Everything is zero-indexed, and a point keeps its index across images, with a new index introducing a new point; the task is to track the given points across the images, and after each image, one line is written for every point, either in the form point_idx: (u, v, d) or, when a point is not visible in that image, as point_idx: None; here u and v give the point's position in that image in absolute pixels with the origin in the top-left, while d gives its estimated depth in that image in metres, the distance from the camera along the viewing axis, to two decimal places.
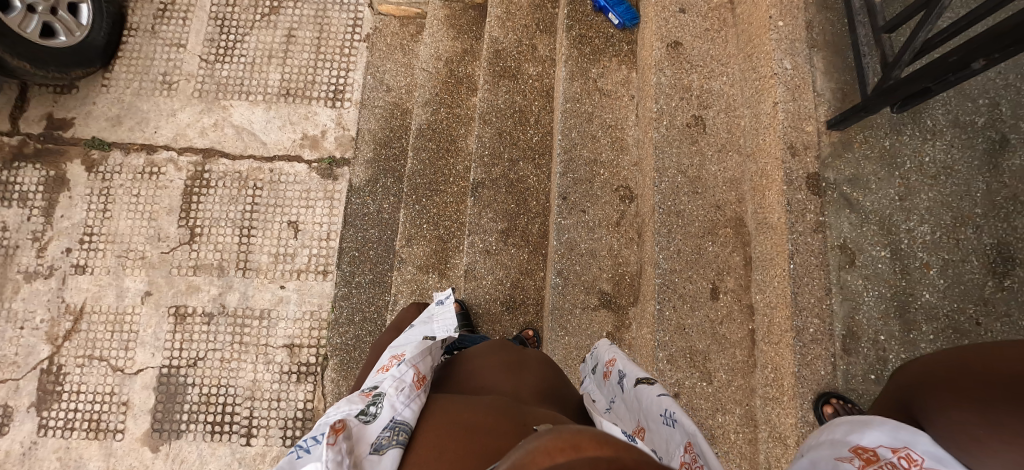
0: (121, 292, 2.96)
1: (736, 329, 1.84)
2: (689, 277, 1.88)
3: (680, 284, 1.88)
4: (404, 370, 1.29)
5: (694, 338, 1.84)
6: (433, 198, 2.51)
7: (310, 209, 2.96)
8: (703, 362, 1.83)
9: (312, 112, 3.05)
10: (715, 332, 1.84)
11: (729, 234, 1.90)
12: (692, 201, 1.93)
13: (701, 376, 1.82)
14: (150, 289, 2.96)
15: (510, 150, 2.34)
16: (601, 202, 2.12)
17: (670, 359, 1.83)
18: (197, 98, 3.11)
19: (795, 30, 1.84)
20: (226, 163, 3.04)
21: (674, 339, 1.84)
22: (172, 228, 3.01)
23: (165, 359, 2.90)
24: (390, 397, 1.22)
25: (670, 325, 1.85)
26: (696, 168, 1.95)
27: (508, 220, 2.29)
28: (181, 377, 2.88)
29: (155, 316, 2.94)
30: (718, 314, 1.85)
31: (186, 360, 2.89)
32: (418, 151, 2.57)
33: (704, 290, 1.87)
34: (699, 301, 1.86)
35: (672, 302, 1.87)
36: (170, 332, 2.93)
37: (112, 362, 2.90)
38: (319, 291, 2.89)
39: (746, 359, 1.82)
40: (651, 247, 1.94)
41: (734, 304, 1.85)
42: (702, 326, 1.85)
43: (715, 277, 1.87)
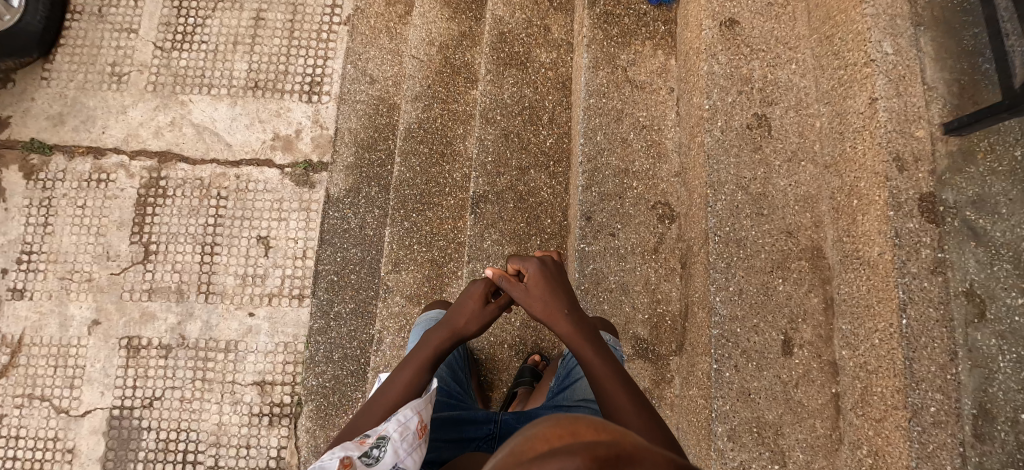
0: (66, 321, 2.56)
1: (816, 394, 1.42)
2: (754, 326, 1.44)
3: (744, 335, 1.44)
4: (407, 414, 1.14)
5: (763, 406, 1.42)
6: (425, 213, 2.08)
7: (283, 223, 2.53)
8: (774, 437, 1.41)
9: (284, 108, 2.60)
10: (788, 398, 1.42)
11: (806, 268, 1.47)
12: (756, 225, 1.48)
13: (772, 457, 1.40)
14: (99, 317, 2.56)
15: (518, 156, 1.90)
16: (634, 222, 1.68)
17: (732, 436, 1.41)
18: (151, 92, 2.67)
19: (896, 3, 1.40)
20: (185, 169, 2.61)
21: (737, 409, 1.42)
22: (124, 245, 2.60)
23: (116, 399, 2.51)
24: (393, 441, 1.09)
25: (732, 391, 1.42)
26: (762, 182, 1.50)
27: (517, 242, 1.86)
28: (136, 420, 2.50)
29: (105, 348, 2.54)
30: (792, 374, 1.43)
31: (140, 400, 2.51)
32: (406, 156, 2.12)
33: (775, 342, 1.44)
34: (768, 358, 1.44)
35: (733, 359, 1.43)
36: (122, 367, 2.53)
37: (56, 403, 2.51)
38: (293, 320, 2.48)
39: (830, 434, 1.40)
40: (702, 283, 1.50)
41: (813, 362, 1.43)
42: (771, 392, 1.42)
43: (788, 325, 1.45)
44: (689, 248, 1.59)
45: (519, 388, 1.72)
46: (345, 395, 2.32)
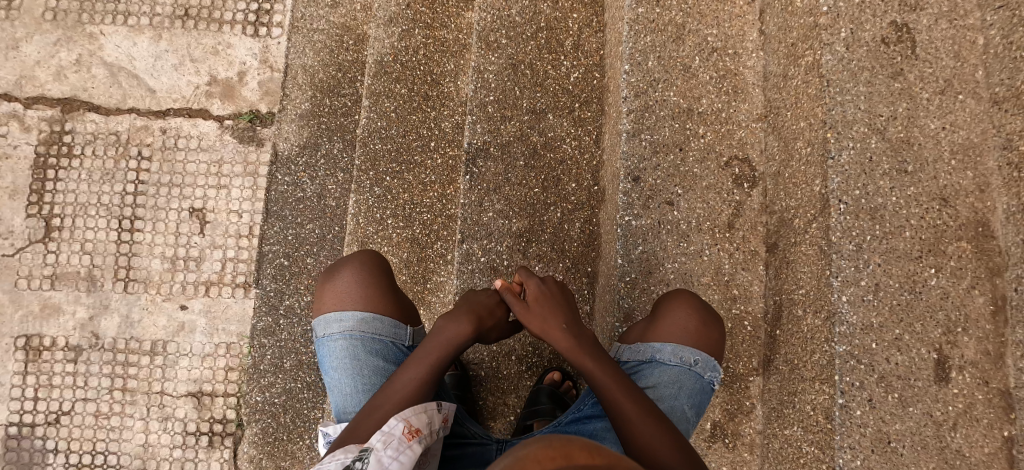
0: None
1: (981, 440, 0.95)
2: (893, 340, 0.98)
3: (881, 355, 0.98)
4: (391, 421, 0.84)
5: (909, 461, 0.96)
6: (403, 176, 1.56)
7: (222, 190, 1.99)
8: None
9: (222, 42, 2.04)
10: (947, 449, 0.96)
11: (967, 253, 0.99)
12: (897, 188, 1.01)
13: None
14: None
15: (531, 96, 1.38)
16: (700, 186, 1.18)
17: None
18: (50, 21, 2.08)
19: None
20: (96, 121, 2.06)
21: (871, 464, 0.97)
22: (18, 219, 2.07)
23: (13, 414, 2.04)
24: (376, 451, 0.79)
25: (864, 439, 0.97)
26: (904, 124, 1.02)
27: (529, 215, 1.35)
28: (38, 440, 2.03)
29: None
30: (948, 412, 0.96)
31: (45, 416, 2.04)
32: (378, 99, 1.59)
33: (924, 364, 0.97)
34: (914, 387, 0.97)
35: (868, 390, 0.98)
36: (20, 374, 2.05)
37: None
38: (237, 315, 1.98)
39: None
40: (815, 276, 1.03)
41: (977, 392, 0.96)
42: (919, 438, 0.96)
43: (943, 339, 0.97)
44: (786, 223, 1.11)
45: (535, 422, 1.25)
46: (299, 415, 1.80)
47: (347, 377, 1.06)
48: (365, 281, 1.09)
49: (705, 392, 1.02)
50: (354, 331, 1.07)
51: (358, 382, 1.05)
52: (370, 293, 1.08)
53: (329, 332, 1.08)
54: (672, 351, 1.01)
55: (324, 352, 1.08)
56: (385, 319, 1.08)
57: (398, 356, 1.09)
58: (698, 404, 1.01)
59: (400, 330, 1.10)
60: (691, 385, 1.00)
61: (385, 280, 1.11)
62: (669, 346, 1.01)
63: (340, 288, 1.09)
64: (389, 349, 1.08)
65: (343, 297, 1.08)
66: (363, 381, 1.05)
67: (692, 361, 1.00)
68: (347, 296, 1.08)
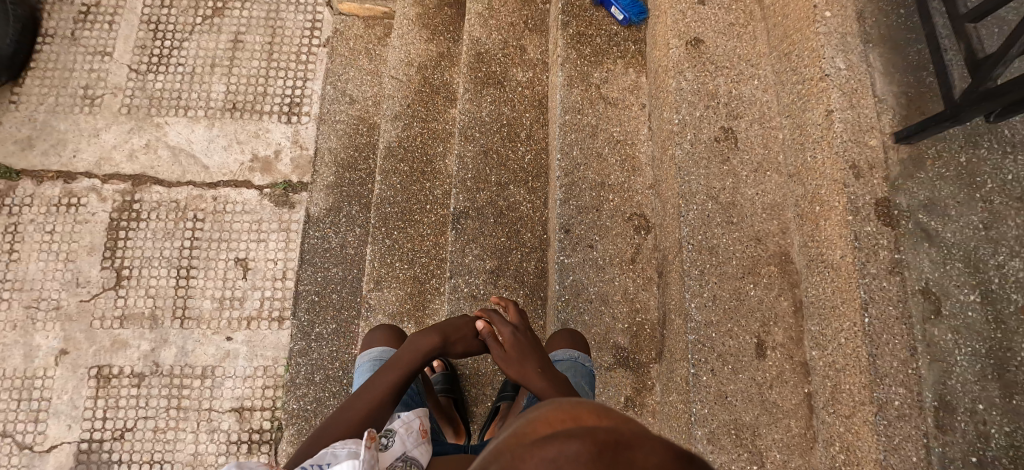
0: (31, 352, 2.54)
1: (790, 395, 1.48)
2: (728, 330, 1.52)
3: (720, 340, 1.52)
4: (410, 414, 1.25)
5: (740, 408, 1.48)
6: (407, 231, 2.11)
7: (263, 244, 2.55)
8: (752, 439, 1.47)
9: (263, 129, 2.62)
10: (764, 400, 1.48)
11: (775, 273, 1.54)
12: (727, 233, 1.57)
13: (751, 458, 1.46)
14: (67, 347, 2.54)
15: (498, 172, 1.95)
16: (611, 234, 1.74)
17: (711, 439, 1.47)
18: (125, 114, 2.66)
19: (845, 22, 1.50)
20: (160, 191, 2.60)
21: (715, 412, 1.48)
22: (94, 271, 2.58)
23: (83, 432, 2.48)
24: (399, 434, 1.21)
25: (709, 395, 1.48)
26: (730, 191, 1.59)
27: (498, 257, 1.89)
28: (104, 453, 2.47)
29: (72, 380, 2.52)
30: (765, 376, 1.50)
31: (111, 432, 2.48)
32: (387, 175, 2.16)
33: (747, 346, 1.51)
34: (742, 361, 1.50)
35: (711, 363, 1.50)
36: (91, 398, 2.51)
37: (19, 439, 2.48)
38: (274, 343, 2.50)
39: (804, 433, 1.47)
40: (678, 291, 1.58)
41: (781, 362, 1.50)
42: (746, 394, 1.49)
43: (760, 329, 1.52)
44: (666, 258, 1.66)
45: (502, 402, 1.75)
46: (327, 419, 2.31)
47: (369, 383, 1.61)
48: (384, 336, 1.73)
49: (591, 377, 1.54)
50: (377, 358, 1.66)
51: None
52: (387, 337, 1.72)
53: (362, 362, 1.67)
54: (563, 354, 1.56)
55: (357, 374, 1.66)
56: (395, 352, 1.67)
57: None
58: (590, 383, 1.53)
59: None
60: (578, 376, 1.49)
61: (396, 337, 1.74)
62: (560, 352, 1.57)
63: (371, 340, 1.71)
64: None
65: (369, 346, 1.71)
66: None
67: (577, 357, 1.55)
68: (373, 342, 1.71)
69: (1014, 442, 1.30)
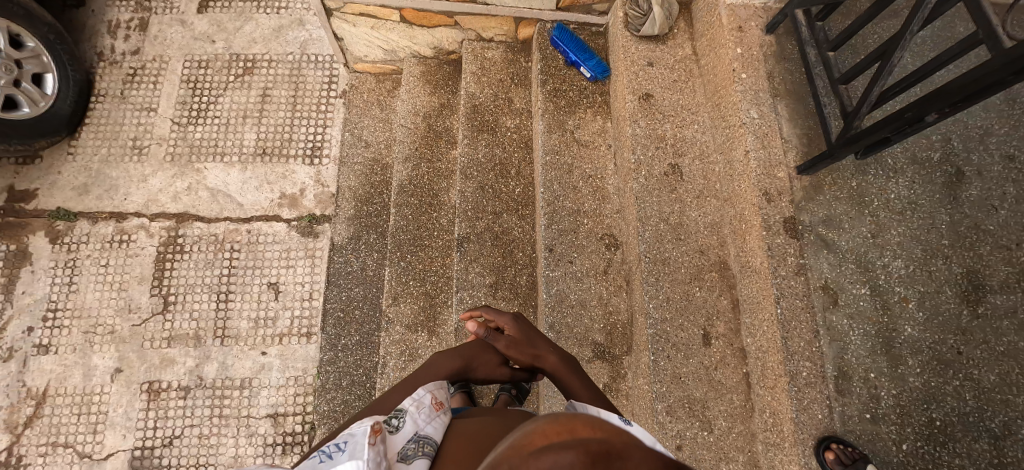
0: (89, 371, 2.91)
1: (732, 374, 1.89)
2: (681, 325, 1.92)
3: (673, 332, 1.92)
4: (421, 395, 1.47)
5: (692, 386, 1.88)
6: (418, 254, 2.51)
7: (291, 269, 2.95)
8: (702, 410, 1.86)
9: (289, 170, 3.03)
10: (711, 377, 1.88)
11: (715, 278, 1.96)
12: (676, 247, 1.98)
13: (702, 425, 1.85)
14: (121, 366, 2.92)
15: (494, 204, 2.37)
16: (587, 251, 2.16)
17: (669, 410, 1.86)
18: (169, 161, 3.07)
19: (759, 80, 1.93)
20: (201, 227, 3.01)
21: (671, 389, 1.87)
22: (145, 298, 2.97)
23: (137, 440, 2.84)
24: (411, 413, 1.40)
25: (667, 375, 1.88)
26: (678, 214, 2.00)
27: (495, 273, 2.30)
28: (156, 458, 2.82)
29: (127, 394, 2.89)
30: (712, 360, 1.90)
31: (161, 439, 2.84)
32: (400, 207, 2.57)
33: (695, 337, 1.91)
34: (693, 348, 1.90)
35: (667, 351, 1.90)
36: (143, 410, 2.88)
37: (80, 449, 2.83)
38: (303, 356, 2.88)
39: (743, 404, 1.86)
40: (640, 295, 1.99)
41: (724, 348, 1.91)
42: (696, 374, 1.89)
43: (706, 323, 1.92)
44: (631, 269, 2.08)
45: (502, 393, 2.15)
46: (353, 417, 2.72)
47: None
48: None
49: None
50: None
51: None
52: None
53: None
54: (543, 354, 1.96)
55: None
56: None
57: None
58: None
59: None
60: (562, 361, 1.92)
61: None
62: None
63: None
64: None
65: None
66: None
67: None
68: None
69: (899, 400, 1.69)
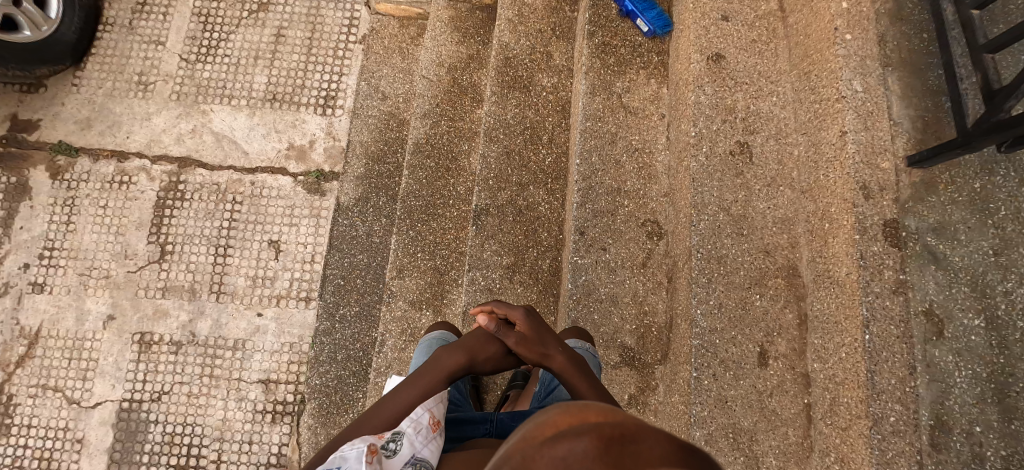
0: (83, 316, 2.73)
1: (789, 405, 1.60)
2: (733, 338, 1.64)
3: (723, 347, 1.64)
4: (417, 415, 1.41)
5: (739, 414, 1.61)
6: (430, 224, 2.23)
7: (295, 228, 2.70)
8: (749, 443, 1.60)
9: (299, 120, 2.75)
10: (763, 406, 1.61)
11: (781, 286, 1.66)
12: (737, 244, 1.68)
13: (746, 461, 1.59)
14: (114, 313, 2.73)
15: (519, 173, 2.07)
16: (624, 238, 1.87)
17: (709, 440, 1.60)
18: (175, 101, 2.82)
19: (866, 45, 1.54)
20: (203, 174, 2.77)
21: (715, 415, 1.61)
22: (141, 245, 2.77)
23: (126, 392, 2.66)
24: (409, 434, 1.35)
25: (711, 398, 1.62)
26: (741, 203, 1.69)
27: (514, 253, 2.03)
28: (143, 413, 2.64)
29: (118, 343, 2.70)
30: (767, 384, 1.62)
31: (149, 394, 2.65)
32: (414, 169, 2.27)
33: (750, 356, 1.64)
34: (744, 368, 1.63)
35: (714, 368, 1.63)
36: (134, 361, 2.69)
37: (68, 394, 2.67)
38: (300, 321, 2.66)
39: (799, 442, 1.58)
40: (684, 298, 1.72)
41: (786, 373, 1.62)
42: (748, 399, 1.61)
43: (764, 338, 1.64)
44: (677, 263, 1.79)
45: (512, 390, 2.02)
46: (344, 396, 2.50)
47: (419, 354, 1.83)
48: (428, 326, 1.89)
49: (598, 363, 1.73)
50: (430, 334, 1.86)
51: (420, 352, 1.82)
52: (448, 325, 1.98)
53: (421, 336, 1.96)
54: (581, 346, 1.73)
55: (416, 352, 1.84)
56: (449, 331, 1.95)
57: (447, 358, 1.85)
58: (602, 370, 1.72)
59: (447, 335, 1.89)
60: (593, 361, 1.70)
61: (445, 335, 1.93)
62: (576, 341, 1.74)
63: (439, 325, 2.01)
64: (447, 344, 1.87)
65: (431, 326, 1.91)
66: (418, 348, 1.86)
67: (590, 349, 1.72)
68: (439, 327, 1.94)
69: (1009, 464, 1.33)
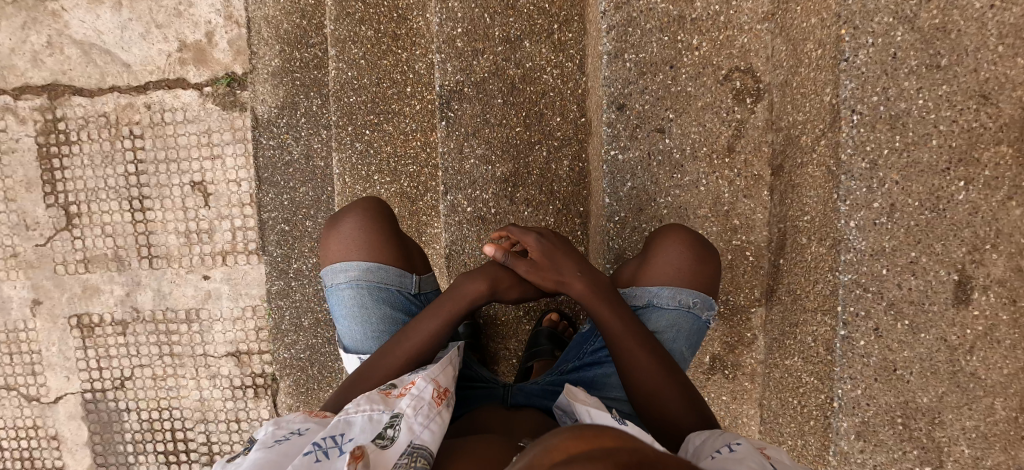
0: (3, 305, 2.01)
1: (1000, 362, 0.95)
2: (909, 262, 0.97)
3: (894, 280, 0.97)
4: (423, 383, 0.83)
5: (915, 387, 0.98)
6: (384, 127, 1.45)
7: (218, 161, 1.89)
8: (932, 429, 0.98)
9: (185, 3, 1.88)
10: (957, 370, 0.96)
11: (1006, 159, 0.92)
12: (923, 88, 0.94)
13: (924, 458, 0.99)
14: (38, 296, 1.99)
15: (504, 22, 1.26)
16: (695, 108, 1.16)
17: (862, 432, 1.01)
18: (12, 4, 1.92)
19: None
20: (83, 103, 1.93)
21: (874, 393, 1.00)
22: (40, 210, 1.96)
23: (84, 381, 2.00)
24: (407, 417, 0.78)
25: (865, 369, 1.00)
26: (941, 7, 0.92)
27: (512, 157, 1.28)
28: (112, 402, 2.00)
29: (55, 330, 2.00)
30: (965, 335, 0.96)
31: (111, 381, 1.99)
32: (344, 45, 1.45)
33: (942, 287, 0.95)
34: (928, 312, 0.96)
35: (874, 319, 0.99)
36: (81, 349, 1.99)
37: (25, 391, 2.03)
38: (257, 278, 1.92)
39: (1014, 420, 0.95)
40: (821, 201, 1.02)
41: (1001, 312, 0.94)
42: (929, 364, 0.97)
43: (967, 258, 0.94)
44: (793, 140, 1.08)
45: (535, 362, 1.31)
46: (326, 367, 1.84)
47: (358, 326, 1.09)
48: (369, 229, 1.09)
49: (699, 331, 1.04)
50: (360, 280, 1.08)
51: (365, 329, 1.09)
52: (370, 240, 1.08)
53: (335, 281, 1.09)
54: (669, 295, 1.02)
55: (341, 302, 1.09)
56: (389, 268, 1.09)
57: (404, 303, 1.11)
58: (693, 344, 1.05)
59: (406, 277, 1.11)
60: (686, 315, 1.03)
61: (388, 227, 1.11)
62: (665, 290, 1.02)
63: (344, 237, 1.09)
64: (395, 297, 1.10)
65: (348, 246, 1.09)
66: (371, 329, 1.09)
67: (690, 304, 1.02)
68: (353, 230, 1.08)
69: None
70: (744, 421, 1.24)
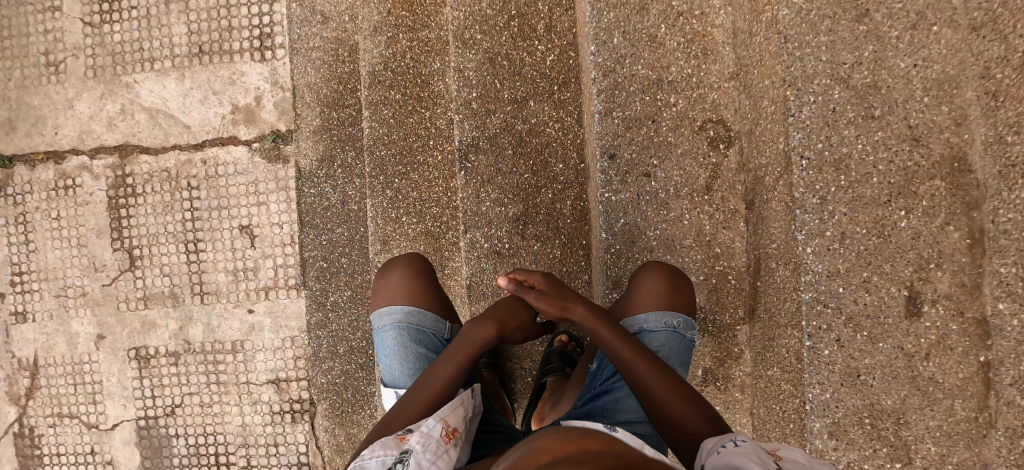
0: (73, 339, 2.24)
1: (954, 367, 1.07)
2: (864, 282, 1.11)
3: (851, 296, 1.12)
4: (430, 423, 0.99)
5: (879, 390, 1.12)
6: (410, 176, 1.66)
7: (263, 207, 2.13)
8: (896, 426, 1.11)
9: (236, 72, 2.15)
10: (914, 374, 1.10)
11: (941, 191, 1.07)
12: (864, 134, 1.10)
13: (892, 453, 1.12)
14: (103, 331, 2.23)
15: (511, 85, 1.48)
16: (677, 153, 1.34)
17: (835, 432, 1.14)
18: (92, 78, 2.22)
19: None
20: (149, 160, 2.19)
21: (841, 397, 1.14)
22: (108, 254, 2.21)
23: (140, 409, 2.21)
24: (415, 453, 0.93)
25: (832, 374, 1.14)
26: (871, 68, 1.09)
27: (521, 199, 1.47)
28: (163, 428, 2.20)
29: (116, 362, 2.22)
30: (919, 344, 1.09)
31: (163, 408, 2.20)
32: (375, 107, 1.68)
33: (895, 302, 1.10)
34: (884, 324, 1.11)
35: (836, 331, 1.13)
36: (138, 379, 2.21)
37: (86, 419, 2.24)
38: (297, 312, 2.12)
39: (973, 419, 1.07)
40: (784, 231, 1.19)
41: (951, 323, 1.07)
42: (889, 370, 1.11)
43: (914, 276, 1.09)
44: (760, 180, 1.25)
45: (548, 378, 1.46)
46: (358, 390, 2.03)
47: (398, 363, 1.26)
48: (413, 280, 1.30)
49: (688, 348, 1.21)
50: (403, 323, 1.27)
51: (404, 366, 1.26)
52: (414, 289, 1.29)
53: (381, 324, 1.29)
54: (656, 318, 1.19)
55: (385, 342, 1.28)
56: (428, 314, 1.29)
57: (438, 345, 1.29)
58: (686, 360, 1.21)
59: (440, 323, 1.30)
60: (675, 337, 1.19)
61: (429, 280, 1.32)
62: (652, 314, 1.19)
63: (392, 284, 1.30)
64: (431, 339, 1.28)
65: (394, 293, 1.29)
66: (409, 366, 1.26)
67: (675, 324, 1.19)
68: (400, 278, 1.30)
69: None
70: (737, 429, 1.38)
